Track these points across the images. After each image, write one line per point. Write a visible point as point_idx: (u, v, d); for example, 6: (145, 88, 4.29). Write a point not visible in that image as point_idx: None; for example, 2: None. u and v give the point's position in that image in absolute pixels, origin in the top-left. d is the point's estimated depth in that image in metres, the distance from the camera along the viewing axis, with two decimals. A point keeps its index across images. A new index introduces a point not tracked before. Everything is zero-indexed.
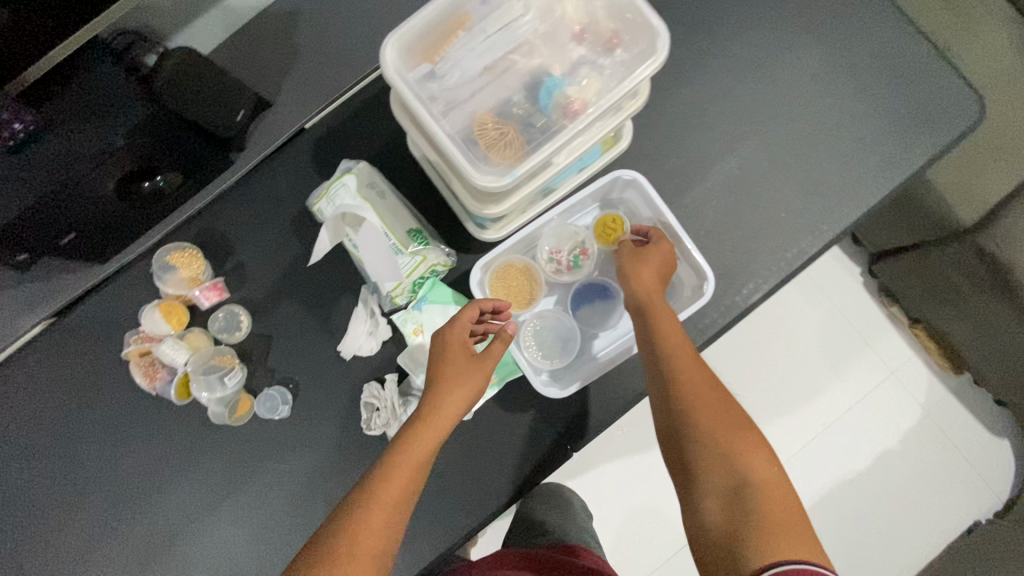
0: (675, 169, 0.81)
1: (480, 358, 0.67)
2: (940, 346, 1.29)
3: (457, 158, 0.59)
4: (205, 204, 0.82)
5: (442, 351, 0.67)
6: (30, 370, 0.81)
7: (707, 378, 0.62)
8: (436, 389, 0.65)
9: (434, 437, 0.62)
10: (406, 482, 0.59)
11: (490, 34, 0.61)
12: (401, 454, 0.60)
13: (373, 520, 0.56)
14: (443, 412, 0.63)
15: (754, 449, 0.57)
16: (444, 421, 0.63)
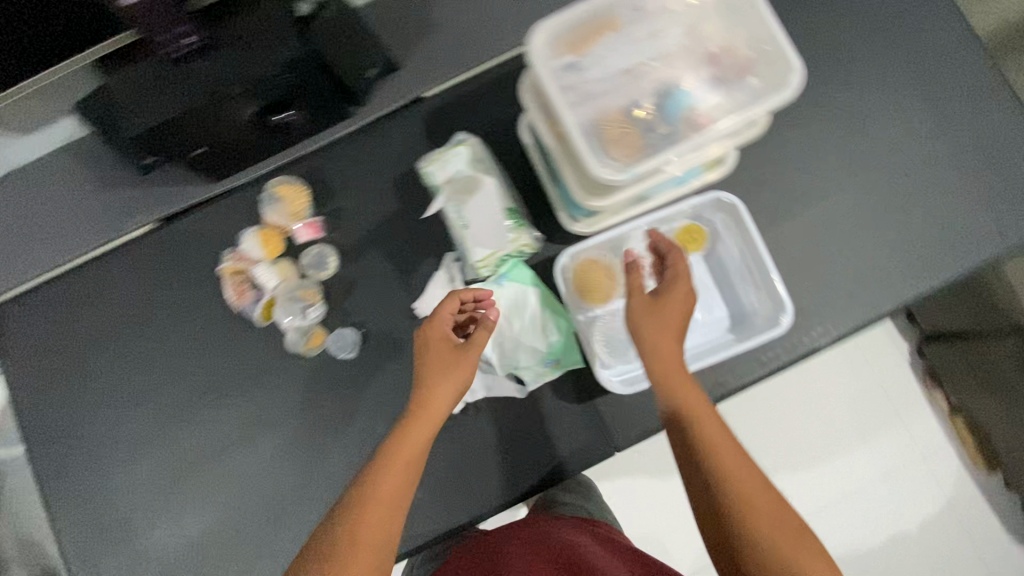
0: (767, 204, 0.83)
1: (464, 347, 0.70)
2: (976, 439, 1.27)
3: (582, 148, 0.63)
4: (320, 149, 0.88)
5: (427, 345, 0.70)
6: (130, 266, 0.88)
7: (736, 451, 0.63)
8: (423, 384, 0.68)
9: (424, 428, 0.67)
10: (403, 477, 0.64)
11: (636, 38, 0.65)
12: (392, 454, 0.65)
13: (371, 516, 0.60)
14: (433, 404, 0.67)
15: (802, 532, 0.58)
16: (433, 413, 0.68)
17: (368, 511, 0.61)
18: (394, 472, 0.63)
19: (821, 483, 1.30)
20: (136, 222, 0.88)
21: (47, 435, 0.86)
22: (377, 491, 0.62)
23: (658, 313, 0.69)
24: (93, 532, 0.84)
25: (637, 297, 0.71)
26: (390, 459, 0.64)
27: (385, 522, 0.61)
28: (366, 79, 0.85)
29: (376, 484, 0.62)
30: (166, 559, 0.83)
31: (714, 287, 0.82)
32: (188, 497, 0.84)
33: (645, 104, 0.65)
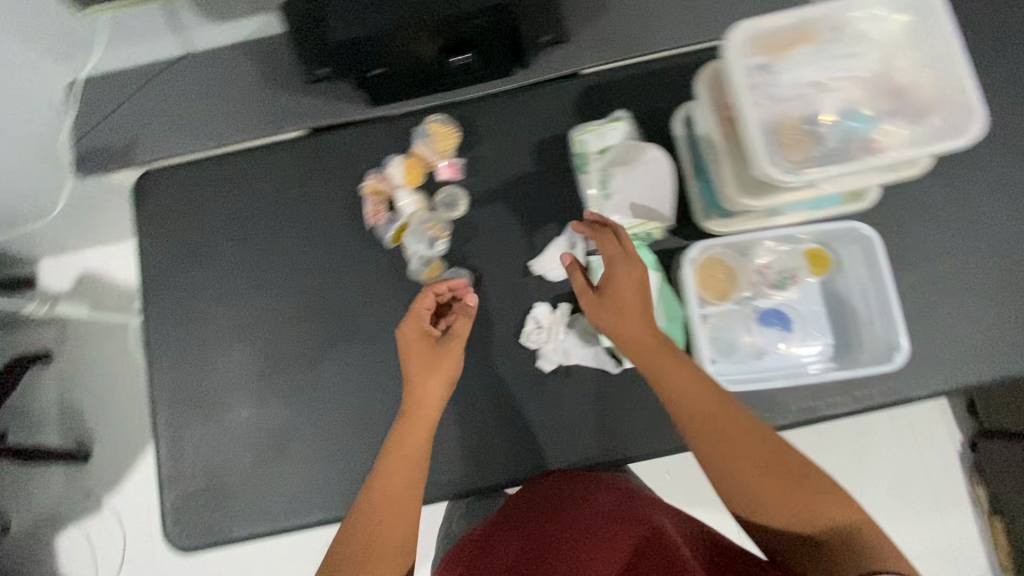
0: (895, 249, 0.84)
1: (448, 341, 0.77)
2: (1011, 542, 1.26)
3: (756, 144, 0.66)
4: (475, 99, 0.92)
5: (410, 349, 0.75)
6: (271, 164, 0.92)
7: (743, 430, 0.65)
8: (415, 385, 0.74)
9: (419, 425, 0.73)
10: (406, 475, 0.70)
11: (833, 55, 0.67)
12: (390, 456, 0.71)
13: (378, 518, 0.68)
14: (425, 402, 0.73)
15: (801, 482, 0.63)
16: (425, 410, 0.73)
17: (371, 517, 0.67)
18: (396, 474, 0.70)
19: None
20: (291, 126, 0.92)
21: (165, 300, 0.91)
22: (382, 495, 0.69)
23: (616, 315, 0.71)
24: (185, 398, 0.89)
25: (588, 299, 0.74)
26: (389, 462, 0.71)
27: (394, 522, 0.68)
28: (537, 44, 0.87)
29: (381, 490, 0.69)
30: (247, 440, 0.87)
31: (827, 314, 0.83)
32: (280, 388, 0.88)
33: (824, 117, 0.67)
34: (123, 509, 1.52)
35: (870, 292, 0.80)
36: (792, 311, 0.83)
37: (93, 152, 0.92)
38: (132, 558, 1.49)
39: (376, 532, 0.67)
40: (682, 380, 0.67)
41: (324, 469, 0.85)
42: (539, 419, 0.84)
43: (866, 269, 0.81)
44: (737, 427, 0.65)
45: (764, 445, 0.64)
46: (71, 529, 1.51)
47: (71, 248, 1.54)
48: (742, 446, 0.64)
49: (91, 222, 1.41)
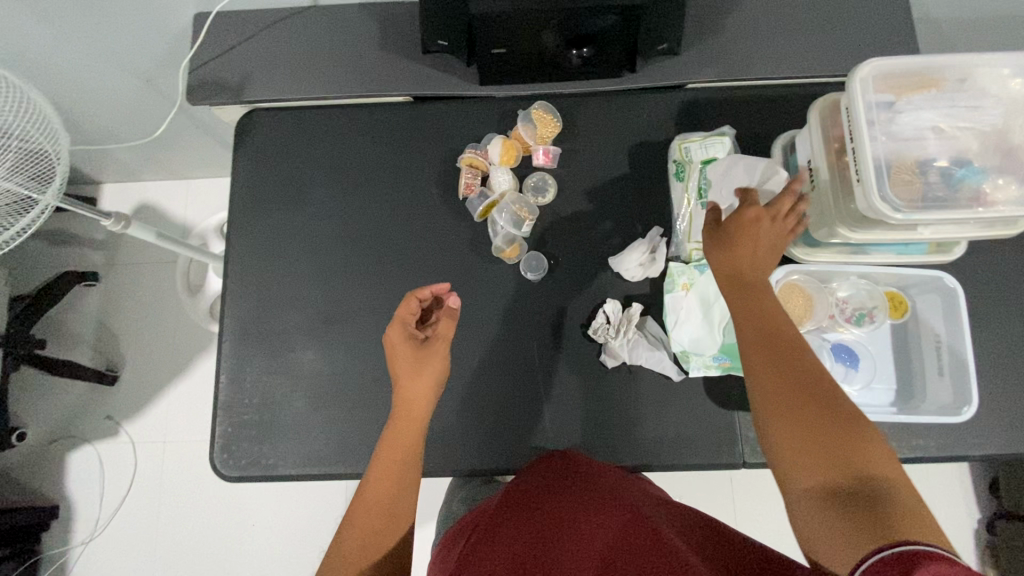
0: (972, 309, 0.84)
1: (432, 343, 0.76)
2: None
3: (872, 176, 0.67)
4: (580, 94, 0.94)
5: (392, 356, 0.76)
6: (373, 125, 0.95)
7: (795, 361, 0.61)
8: (399, 388, 0.75)
9: (404, 424, 0.73)
10: (396, 476, 0.70)
11: (954, 105, 0.70)
12: (379, 459, 0.71)
13: (369, 522, 0.66)
14: (407, 402, 0.74)
15: (846, 425, 0.56)
16: (411, 413, 0.74)
17: (359, 522, 0.66)
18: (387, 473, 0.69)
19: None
20: (397, 91, 0.94)
21: (248, 235, 0.94)
22: (373, 499, 0.68)
23: (726, 244, 0.70)
24: (253, 331, 0.90)
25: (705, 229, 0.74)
26: (380, 466, 0.70)
27: (386, 528, 0.67)
28: (653, 52, 0.88)
29: (374, 493, 0.68)
30: (304, 383, 0.88)
31: (895, 358, 0.84)
32: (345, 338, 0.89)
33: (938, 162, 0.69)
34: (139, 438, 1.53)
35: (944, 344, 0.81)
36: (862, 348, 0.84)
37: (202, 83, 0.95)
38: (138, 487, 1.50)
39: (372, 533, 0.66)
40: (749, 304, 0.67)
41: (375, 423, 0.86)
42: (595, 412, 0.86)
43: (942, 322, 0.82)
44: (794, 356, 0.62)
45: (819, 385, 0.59)
46: (83, 448, 1.52)
47: (137, 176, 1.56)
48: (792, 374, 0.60)
49: (164, 153, 1.43)
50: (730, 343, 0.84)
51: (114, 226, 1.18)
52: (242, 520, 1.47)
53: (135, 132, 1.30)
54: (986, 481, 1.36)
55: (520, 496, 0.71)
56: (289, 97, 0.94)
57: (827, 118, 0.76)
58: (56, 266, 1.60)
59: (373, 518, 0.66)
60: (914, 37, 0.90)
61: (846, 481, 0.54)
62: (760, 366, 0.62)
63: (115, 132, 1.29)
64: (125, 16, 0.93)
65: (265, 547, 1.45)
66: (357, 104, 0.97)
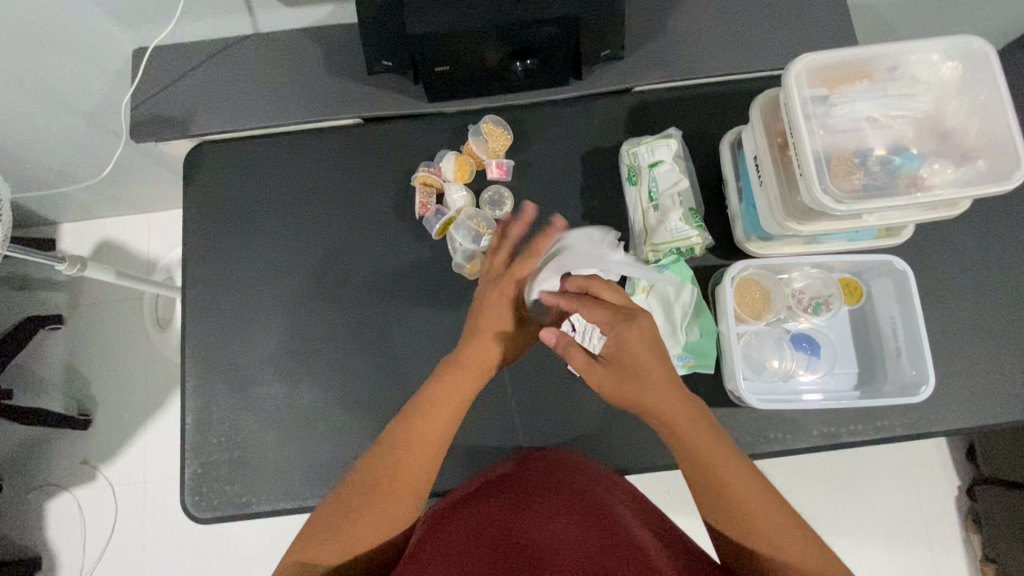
0: (925, 288, 0.86)
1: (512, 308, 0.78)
2: None
3: (813, 169, 0.68)
4: (530, 105, 0.95)
5: (494, 307, 0.77)
6: (325, 150, 0.95)
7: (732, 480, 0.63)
8: (482, 341, 0.76)
9: (471, 378, 0.73)
10: (441, 432, 0.70)
11: (886, 94, 0.71)
12: (437, 410, 0.70)
13: (396, 482, 0.66)
14: (483, 358, 0.75)
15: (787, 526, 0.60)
16: (477, 369, 0.74)
17: (374, 486, 0.65)
18: (435, 423, 0.69)
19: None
20: (345, 115, 0.93)
21: (206, 269, 0.92)
22: (409, 446, 0.68)
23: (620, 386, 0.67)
24: (218, 368, 0.89)
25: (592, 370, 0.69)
26: (425, 422, 0.69)
27: (406, 489, 0.66)
28: (597, 58, 0.89)
29: (398, 448, 0.68)
30: (273, 416, 0.87)
31: (854, 343, 0.86)
32: (312, 368, 0.88)
33: (875, 151, 0.70)
34: (118, 481, 1.50)
35: (899, 325, 0.82)
36: (821, 336, 0.86)
37: (146, 119, 0.93)
38: (121, 530, 1.47)
39: (387, 484, 0.66)
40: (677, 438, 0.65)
41: (348, 452, 0.85)
42: (569, 420, 0.86)
43: (896, 303, 0.83)
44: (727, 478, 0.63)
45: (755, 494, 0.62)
46: (61, 496, 1.48)
47: (95, 214, 1.53)
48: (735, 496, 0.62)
49: (121, 190, 1.41)
50: (692, 342, 0.83)
51: (69, 269, 1.15)
52: (231, 555, 1.45)
53: (87, 170, 1.27)
54: (963, 450, 1.39)
55: (499, 488, 0.71)
56: (236, 128, 0.93)
57: (768, 114, 0.78)
58: (18, 312, 1.56)
59: (395, 470, 0.66)
60: (851, 27, 0.92)
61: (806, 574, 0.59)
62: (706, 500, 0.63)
63: (66, 173, 1.26)
64: (59, 56, 0.91)
65: None
66: (307, 130, 0.96)
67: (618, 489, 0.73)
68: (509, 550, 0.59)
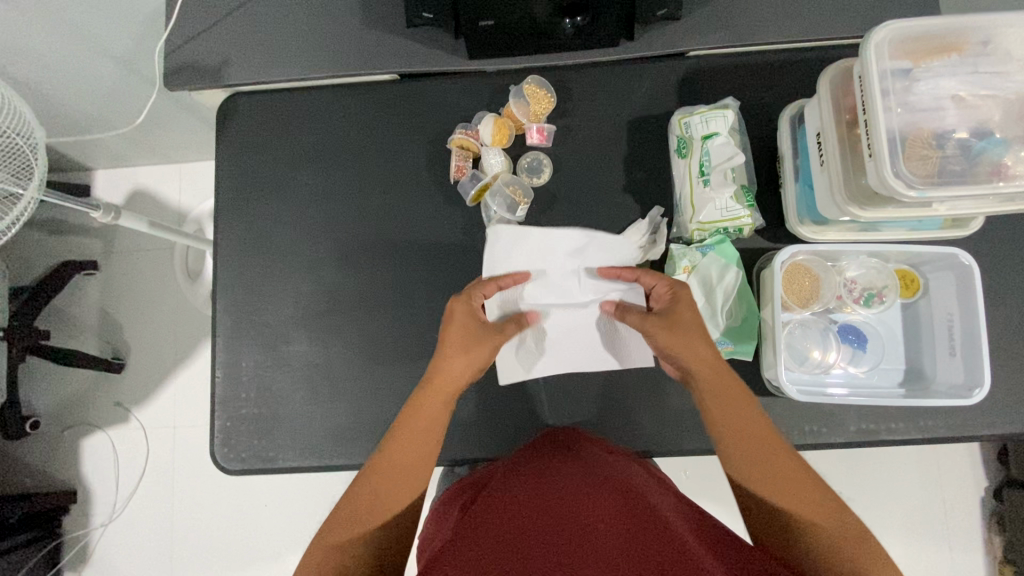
0: (988, 285, 0.80)
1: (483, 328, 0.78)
2: None
3: (884, 151, 0.63)
4: (575, 67, 0.89)
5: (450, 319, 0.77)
6: (360, 106, 0.91)
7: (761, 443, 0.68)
8: (442, 360, 0.75)
9: (435, 401, 0.73)
10: (412, 454, 0.71)
11: (977, 71, 0.64)
12: (404, 427, 0.72)
13: (373, 490, 0.68)
14: (447, 379, 0.74)
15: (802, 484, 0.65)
16: (446, 389, 0.74)
17: (365, 492, 0.68)
18: (411, 443, 0.71)
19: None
20: (382, 69, 0.89)
21: (237, 224, 0.91)
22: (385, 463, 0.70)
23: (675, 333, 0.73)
24: (247, 324, 0.89)
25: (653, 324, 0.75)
26: (400, 433, 0.72)
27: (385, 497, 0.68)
28: (651, 18, 0.82)
29: (383, 471, 0.70)
30: (300, 374, 0.87)
31: (902, 339, 0.81)
32: (341, 330, 0.88)
33: (956, 134, 0.64)
34: (149, 424, 1.55)
35: (957, 324, 0.77)
36: (869, 329, 0.81)
37: (178, 66, 0.90)
38: (152, 471, 1.54)
39: (373, 495, 0.68)
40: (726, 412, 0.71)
41: (373, 415, 0.85)
42: (597, 399, 0.85)
43: (955, 301, 0.78)
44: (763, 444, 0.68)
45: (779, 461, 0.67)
46: (96, 435, 1.55)
47: (128, 161, 1.53)
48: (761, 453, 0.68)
49: (154, 140, 1.40)
50: (730, 327, 0.81)
51: (105, 217, 1.16)
52: (254, 500, 1.50)
53: (120, 117, 1.27)
54: (996, 453, 1.35)
55: (527, 471, 0.67)
56: (270, 79, 0.90)
57: (838, 88, 0.72)
58: (55, 255, 1.59)
59: (381, 493, 0.68)
60: None
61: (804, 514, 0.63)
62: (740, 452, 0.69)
63: (100, 119, 1.26)
64: None
65: (279, 529, 1.49)
66: (342, 84, 0.92)
67: (657, 487, 0.68)
68: (524, 530, 0.55)
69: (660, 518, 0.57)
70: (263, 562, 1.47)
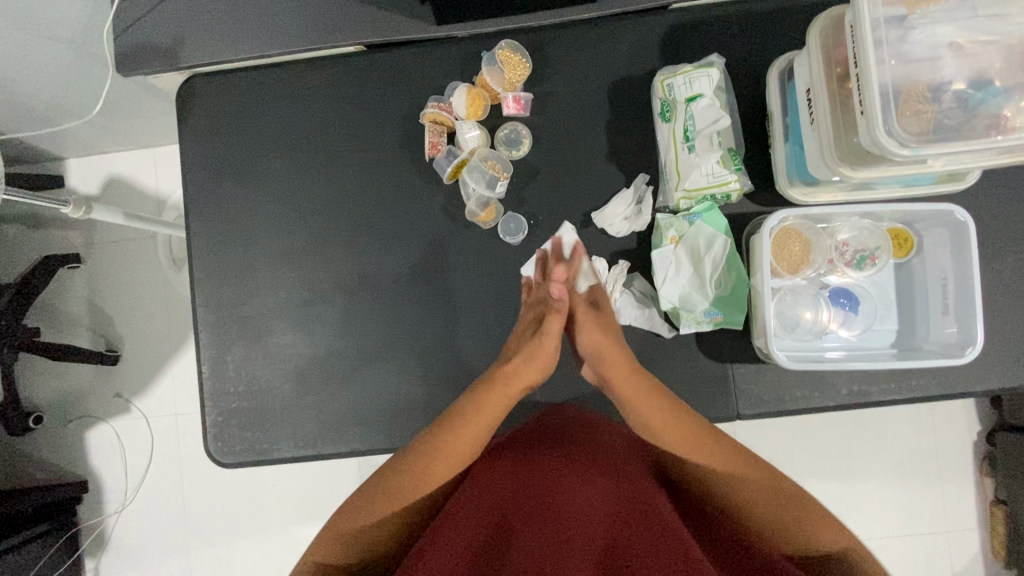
0: (983, 240, 0.78)
1: (543, 332, 0.78)
2: (1004, 532, 1.31)
3: (875, 108, 0.59)
4: (551, 28, 0.84)
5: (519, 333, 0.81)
6: (326, 82, 0.87)
7: (724, 451, 0.70)
8: (509, 364, 0.76)
9: (499, 396, 0.75)
10: (470, 440, 0.73)
11: (977, 15, 0.60)
12: (467, 422, 0.73)
13: (409, 480, 0.70)
14: (513, 381, 0.76)
15: (760, 476, 0.68)
16: (507, 394, 0.76)
17: (394, 482, 0.70)
18: (463, 440, 0.72)
19: (842, 516, 1.36)
20: (345, 41, 0.83)
21: (209, 215, 0.88)
22: (437, 455, 0.71)
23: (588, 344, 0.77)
24: (229, 318, 0.87)
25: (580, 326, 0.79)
26: (456, 429, 0.72)
27: (424, 482, 0.70)
28: None
29: (425, 458, 0.71)
30: (286, 365, 0.86)
31: (895, 300, 0.80)
32: (325, 317, 0.86)
33: (953, 85, 0.60)
34: (151, 413, 1.57)
35: (951, 282, 0.75)
36: (862, 292, 0.79)
37: (128, 50, 0.85)
38: (158, 458, 1.56)
39: (406, 483, 0.70)
40: (678, 423, 0.71)
41: (364, 402, 0.85)
42: None
43: (950, 256, 0.76)
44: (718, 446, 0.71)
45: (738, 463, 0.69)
46: (99, 425, 1.56)
47: (100, 148, 1.48)
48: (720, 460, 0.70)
49: (122, 125, 1.35)
50: (720, 296, 0.79)
51: (76, 212, 1.12)
52: (262, 480, 1.54)
53: (83, 103, 1.21)
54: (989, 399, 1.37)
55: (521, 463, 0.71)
56: (228, 58, 0.85)
57: (829, 39, 0.67)
58: (37, 249, 1.57)
59: (421, 482, 0.70)
60: None
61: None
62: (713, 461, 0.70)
63: (63, 108, 1.20)
64: None
65: (289, 507, 1.52)
66: (306, 59, 0.87)
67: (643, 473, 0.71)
68: (508, 531, 0.61)
69: (647, 514, 0.61)
70: (275, 538, 1.52)
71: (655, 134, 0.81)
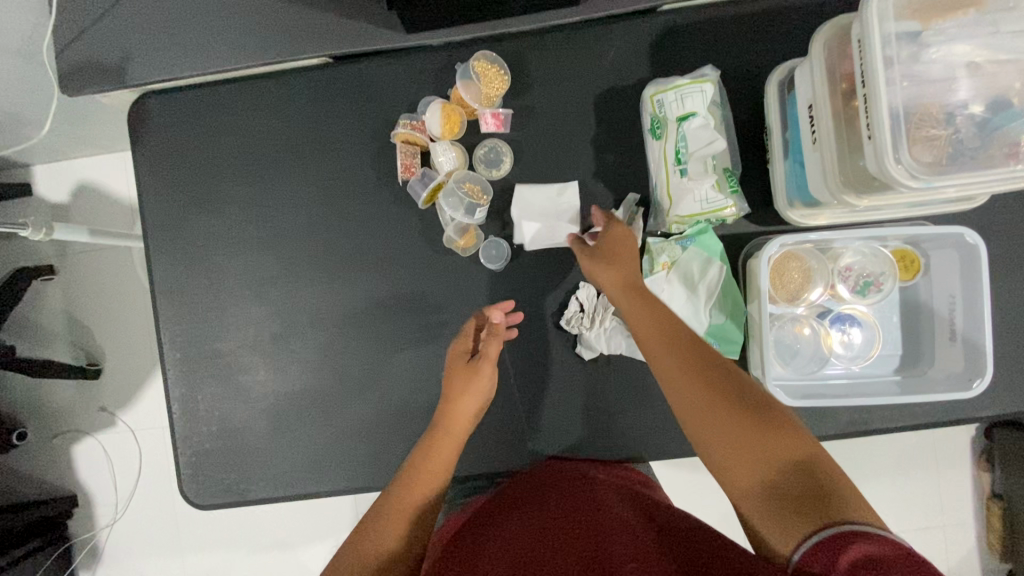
0: (993, 260, 0.74)
1: (476, 363, 0.74)
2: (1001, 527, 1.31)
3: (885, 135, 0.54)
4: (530, 36, 0.77)
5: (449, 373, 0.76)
6: (290, 99, 0.80)
7: (732, 410, 0.56)
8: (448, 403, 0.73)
9: (448, 442, 0.71)
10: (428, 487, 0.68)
11: (997, 30, 0.54)
12: (416, 473, 0.68)
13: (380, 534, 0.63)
14: (456, 422, 0.72)
15: (766, 436, 0.54)
16: (455, 436, 0.72)
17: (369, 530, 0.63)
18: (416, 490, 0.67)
19: None
20: (306, 53, 0.76)
21: (171, 244, 0.83)
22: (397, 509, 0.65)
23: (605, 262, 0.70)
24: (198, 353, 0.83)
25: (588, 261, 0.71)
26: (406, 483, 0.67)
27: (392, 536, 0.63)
28: None
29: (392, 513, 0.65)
30: (261, 400, 0.82)
31: (900, 326, 0.75)
32: (300, 351, 0.82)
33: (970, 109, 0.55)
34: (138, 427, 1.54)
35: (960, 307, 0.71)
36: (866, 319, 0.75)
37: (71, 66, 0.78)
38: (148, 471, 1.54)
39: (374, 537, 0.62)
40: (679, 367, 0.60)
41: (343, 440, 0.81)
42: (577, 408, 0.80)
43: (958, 279, 0.72)
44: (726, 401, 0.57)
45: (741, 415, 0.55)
46: (85, 440, 1.53)
47: (65, 155, 1.41)
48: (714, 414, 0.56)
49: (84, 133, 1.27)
50: (716, 323, 0.75)
51: (38, 233, 1.06)
52: None
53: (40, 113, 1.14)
54: None
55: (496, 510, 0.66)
56: (182, 75, 0.78)
57: (833, 52, 0.61)
58: (8, 261, 1.50)
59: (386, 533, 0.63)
60: None
61: (804, 544, 0.47)
62: (715, 418, 0.56)
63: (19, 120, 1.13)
64: None
65: (283, 516, 1.51)
66: (266, 72, 0.80)
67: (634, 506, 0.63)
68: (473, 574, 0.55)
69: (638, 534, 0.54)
70: (269, 548, 1.51)
71: (644, 152, 0.76)
